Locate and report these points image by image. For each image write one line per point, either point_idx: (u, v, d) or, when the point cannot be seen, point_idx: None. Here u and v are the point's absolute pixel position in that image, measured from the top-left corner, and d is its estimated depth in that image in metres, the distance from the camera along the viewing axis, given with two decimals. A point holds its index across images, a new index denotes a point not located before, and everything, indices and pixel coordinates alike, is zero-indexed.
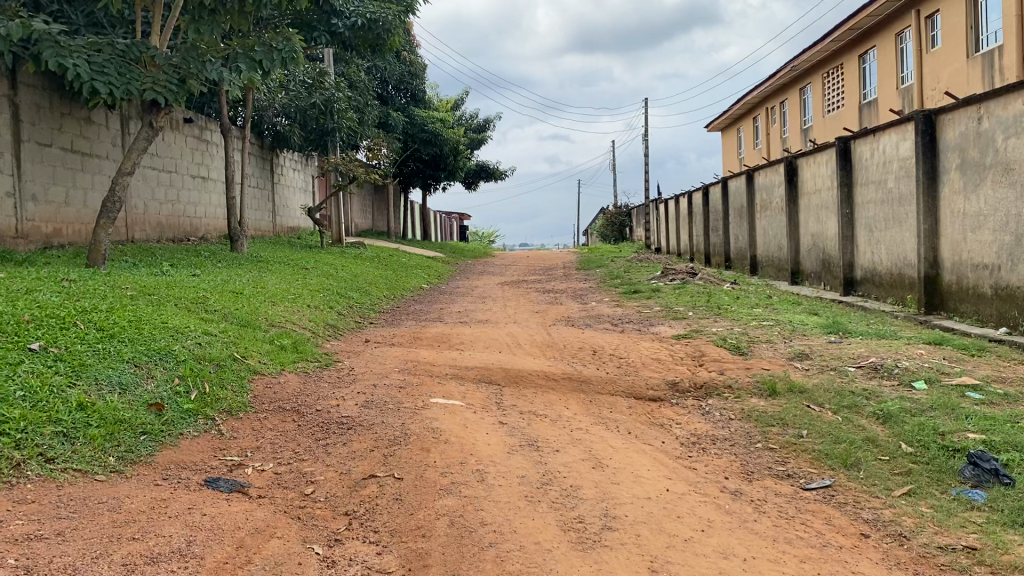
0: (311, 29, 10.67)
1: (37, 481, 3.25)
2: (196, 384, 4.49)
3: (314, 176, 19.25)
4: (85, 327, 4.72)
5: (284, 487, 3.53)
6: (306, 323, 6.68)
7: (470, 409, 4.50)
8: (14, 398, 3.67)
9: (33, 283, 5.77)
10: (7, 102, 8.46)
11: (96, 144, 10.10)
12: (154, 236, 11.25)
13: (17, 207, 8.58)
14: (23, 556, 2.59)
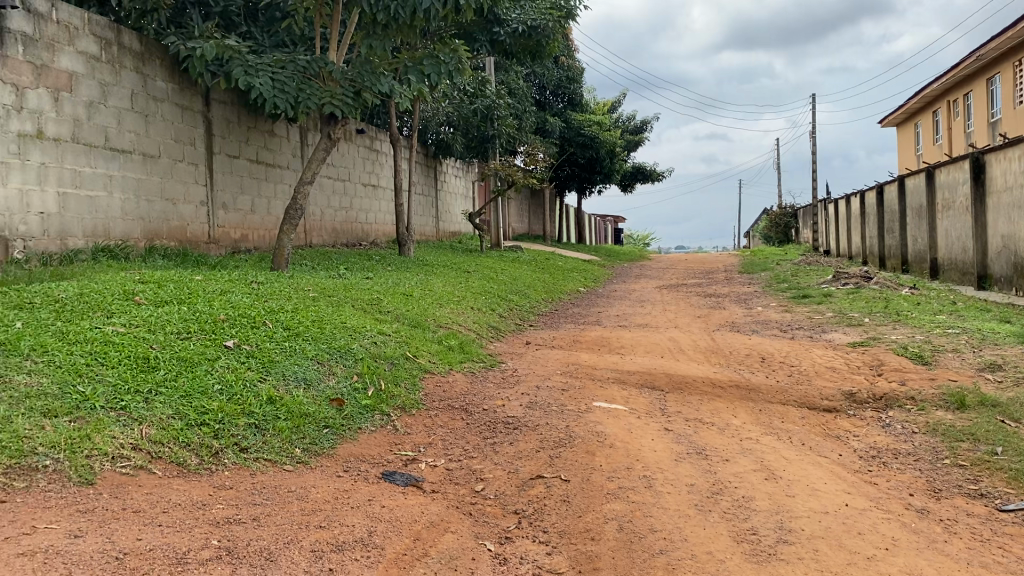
0: (473, 38, 10.93)
1: (233, 468, 3.52)
2: (373, 381, 4.71)
3: (474, 181, 19.72)
4: (273, 326, 5.05)
5: (456, 483, 3.64)
6: (470, 324, 6.87)
7: (634, 414, 4.47)
8: (212, 391, 4.00)
9: (227, 284, 6.24)
10: (203, 119, 9.19)
11: (279, 155, 10.79)
12: (330, 241, 11.90)
13: (210, 215, 9.31)
14: (224, 538, 2.81)
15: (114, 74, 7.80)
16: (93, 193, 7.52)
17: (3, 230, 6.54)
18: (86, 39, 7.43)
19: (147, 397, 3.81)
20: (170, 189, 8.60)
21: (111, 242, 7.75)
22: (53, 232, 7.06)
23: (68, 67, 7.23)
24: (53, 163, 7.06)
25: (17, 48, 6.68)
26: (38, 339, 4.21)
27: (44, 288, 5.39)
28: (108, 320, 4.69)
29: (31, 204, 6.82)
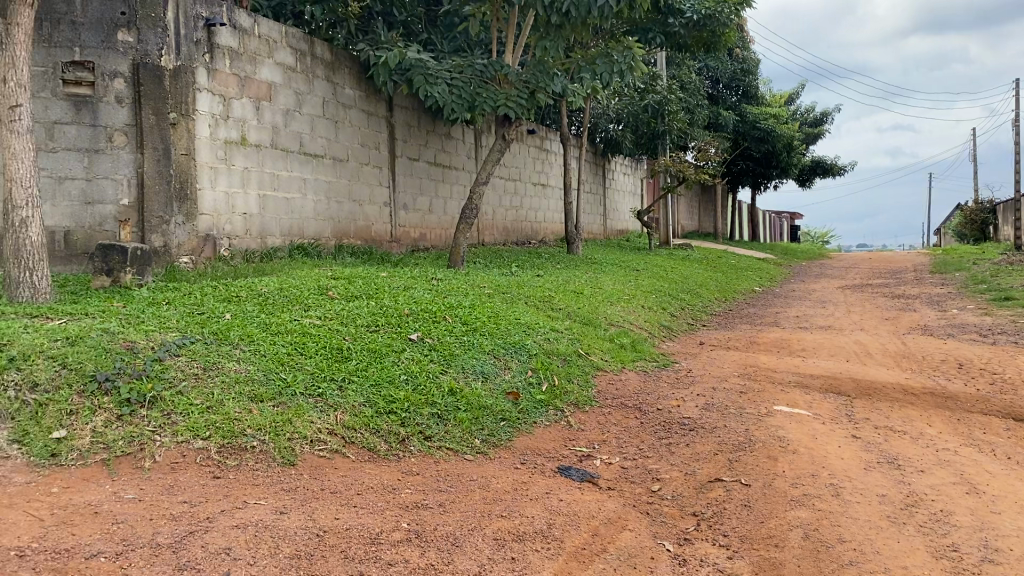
0: (646, 33, 10.84)
1: (418, 456, 3.71)
2: (547, 377, 4.79)
3: (644, 178, 19.57)
4: (452, 320, 5.24)
5: (632, 482, 3.64)
6: (642, 323, 6.83)
7: (818, 419, 4.30)
8: (399, 381, 4.21)
9: (409, 281, 6.53)
10: (386, 123, 9.64)
11: (455, 157, 11.15)
12: (501, 239, 12.20)
13: (391, 214, 9.76)
14: (413, 521, 2.97)
15: (308, 83, 8.33)
16: (289, 195, 8.08)
17: (212, 229, 7.16)
18: (283, 51, 7.97)
19: (341, 385, 4.07)
20: (356, 191, 9.09)
21: (304, 241, 8.31)
22: (254, 232, 7.65)
23: (268, 78, 7.79)
24: (254, 167, 7.64)
25: (225, 63, 7.27)
26: (246, 328, 4.59)
27: (248, 282, 5.87)
28: (305, 312, 5.05)
29: (235, 205, 7.42)
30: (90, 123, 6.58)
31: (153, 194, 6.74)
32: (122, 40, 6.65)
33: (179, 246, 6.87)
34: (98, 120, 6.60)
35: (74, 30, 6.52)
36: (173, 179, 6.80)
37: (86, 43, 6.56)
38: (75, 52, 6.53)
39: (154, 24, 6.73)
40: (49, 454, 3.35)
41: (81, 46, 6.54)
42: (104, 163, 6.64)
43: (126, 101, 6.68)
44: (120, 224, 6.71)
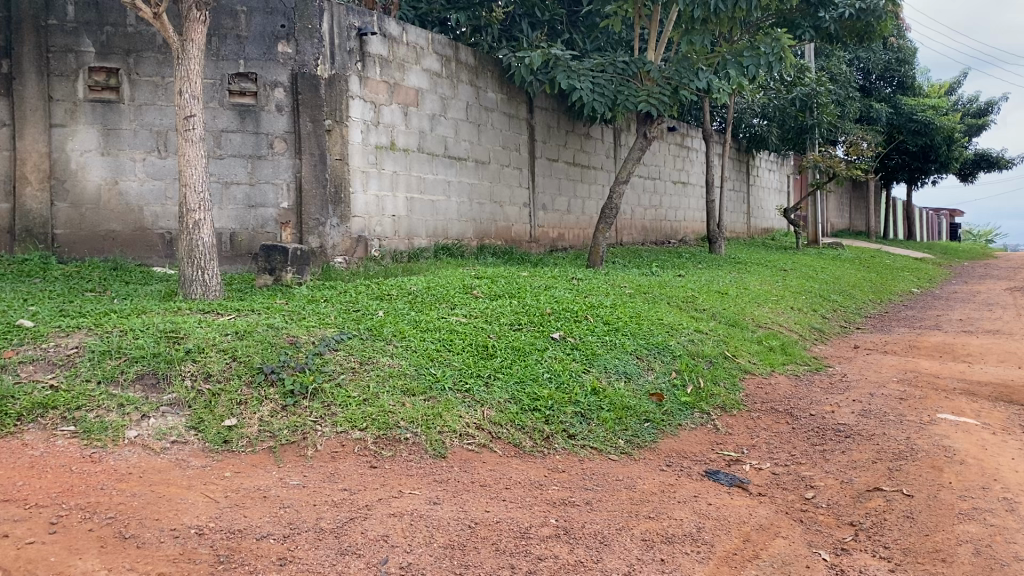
0: (795, 26, 10.47)
1: (562, 454, 3.75)
2: (692, 379, 4.71)
3: (790, 175, 18.90)
4: (594, 320, 5.23)
5: (784, 488, 3.53)
6: (791, 325, 6.60)
7: (988, 429, 4.03)
8: (542, 379, 4.25)
9: (550, 280, 6.59)
10: (528, 125, 9.75)
11: (594, 156, 11.14)
12: (639, 238, 12.12)
13: (531, 215, 9.87)
14: (562, 518, 3.02)
15: (452, 87, 8.53)
16: (433, 197, 8.32)
17: (364, 231, 7.47)
18: (430, 57, 8.21)
19: (486, 381, 4.16)
20: (499, 192, 9.26)
21: (448, 241, 8.53)
22: (402, 232, 7.91)
23: (415, 84, 8.04)
24: (402, 170, 7.91)
25: (376, 70, 7.54)
26: (397, 325, 4.76)
27: (397, 282, 6.07)
28: (452, 311, 5.18)
29: (385, 207, 7.71)
30: (253, 131, 7.01)
31: (311, 198, 7.12)
32: (282, 51, 7.05)
33: (333, 247, 7.22)
34: (260, 127, 7.03)
35: (239, 44, 6.95)
36: (328, 184, 7.16)
37: (250, 55, 6.98)
38: (241, 64, 6.97)
39: (310, 35, 7.09)
40: (222, 441, 3.64)
41: (246, 58, 6.97)
42: (266, 169, 7.06)
43: (286, 109, 7.08)
44: (281, 225, 7.13)
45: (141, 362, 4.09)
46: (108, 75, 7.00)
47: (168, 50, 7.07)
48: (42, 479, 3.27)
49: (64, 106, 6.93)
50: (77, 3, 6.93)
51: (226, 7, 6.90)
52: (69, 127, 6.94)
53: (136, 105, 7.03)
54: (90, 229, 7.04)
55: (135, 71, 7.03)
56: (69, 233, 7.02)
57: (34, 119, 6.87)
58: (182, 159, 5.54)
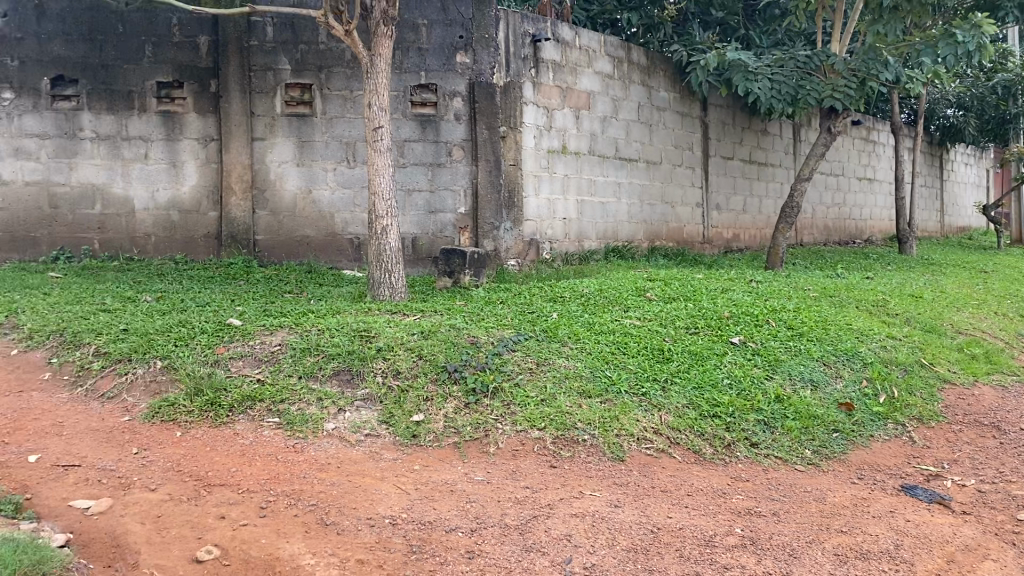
0: (997, 9, 9.63)
1: (745, 462, 3.67)
2: (885, 388, 4.45)
3: (989, 168, 17.46)
4: (776, 325, 5.05)
5: (992, 508, 3.28)
6: (996, 331, 6.09)
7: None
8: (722, 385, 4.16)
9: (728, 283, 6.44)
10: (701, 123, 9.57)
11: (772, 154, 10.76)
12: (821, 239, 11.61)
13: (705, 215, 9.69)
14: (748, 528, 2.99)
15: (625, 88, 8.50)
16: (605, 199, 8.35)
17: (535, 234, 7.63)
18: (602, 60, 8.22)
19: (664, 385, 4.13)
20: (671, 193, 9.16)
21: (619, 243, 8.54)
22: (573, 235, 8.00)
23: (588, 87, 8.09)
24: (574, 174, 7.99)
25: (549, 75, 7.67)
26: (572, 327, 4.80)
27: (572, 284, 6.12)
28: (625, 313, 5.17)
29: (556, 211, 7.84)
30: (433, 139, 7.29)
31: (486, 203, 7.32)
32: (461, 61, 7.28)
33: (507, 250, 7.40)
34: (440, 136, 7.29)
35: (420, 56, 7.24)
36: (503, 188, 7.35)
37: (430, 66, 7.26)
38: (422, 75, 7.26)
39: (487, 44, 7.28)
40: (411, 435, 3.84)
41: (427, 70, 7.25)
42: (445, 176, 7.32)
43: (464, 117, 7.31)
44: (458, 230, 7.37)
45: (336, 358, 4.37)
46: (302, 91, 7.51)
47: (356, 65, 7.48)
48: (253, 466, 3.60)
49: (263, 121, 7.48)
50: (275, 24, 7.44)
51: (408, 21, 7.21)
52: (268, 140, 7.50)
53: (328, 118, 7.51)
54: (287, 234, 7.56)
55: (327, 86, 7.49)
56: (269, 239, 7.56)
57: (238, 133, 7.45)
58: (371, 168, 5.84)
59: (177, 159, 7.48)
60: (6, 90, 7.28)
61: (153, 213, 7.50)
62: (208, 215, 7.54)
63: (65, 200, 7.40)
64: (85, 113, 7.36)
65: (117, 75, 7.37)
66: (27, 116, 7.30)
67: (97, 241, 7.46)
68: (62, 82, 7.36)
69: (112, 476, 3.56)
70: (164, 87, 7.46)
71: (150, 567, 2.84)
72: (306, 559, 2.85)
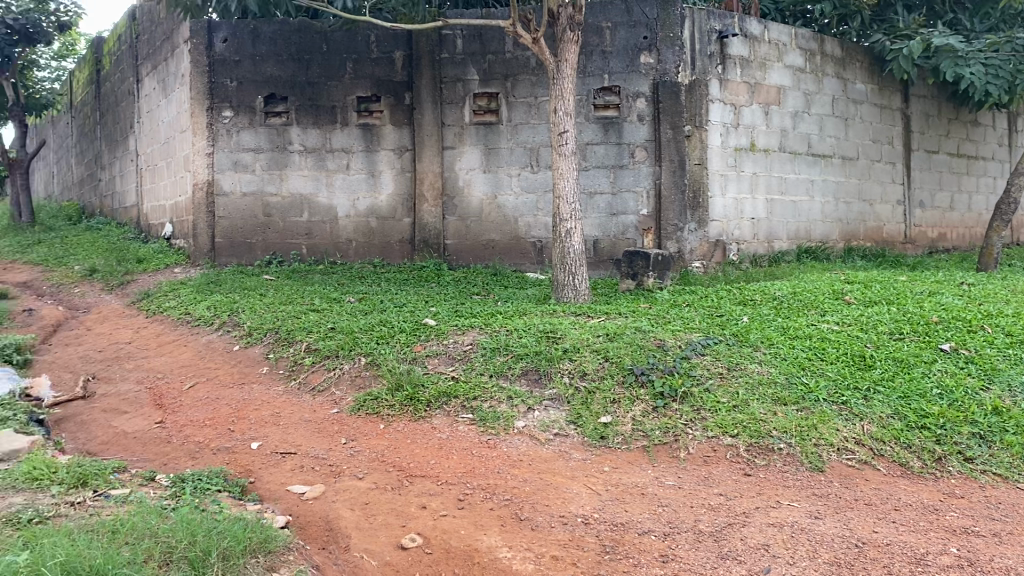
0: None
1: (959, 478, 3.44)
2: None
3: None
4: (993, 331, 4.66)
5: None
6: None
7: None
8: (931, 395, 3.90)
9: (934, 285, 6.02)
10: (903, 116, 8.99)
11: (982, 146, 9.95)
12: None
13: (907, 214, 9.10)
14: (964, 548, 2.85)
15: (818, 82, 8.14)
16: (796, 198, 8.04)
17: (722, 235, 7.47)
18: (793, 53, 7.92)
19: (866, 394, 3.94)
20: (868, 190, 8.68)
21: (812, 243, 8.19)
22: (762, 236, 7.76)
23: (778, 82, 7.83)
24: (762, 172, 7.75)
25: (736, 72, 7.49)
26: (764, 332, 4.67)
27: (762, 286, 5.93)
28: (822, 318, 4.96)
29: (744, 211, 7.63)
30: (617, 142, 7.31)
31: (670, 204, 7.25)
32: (645, 62, 7.26)
33: (692, 252, 7.30)
34: (623, 138, 7.31)
35: (604, 60, 7.29)
36: (688, 189, 7.25)
37: (614, 69, 7.29)
38: (605, 79, 7.31)
39: (672, 44, 7.21)
40: (599, 436, 3.88)
41: (610, 73, 7.29)
42: (628, 178, 7.32)
43: (647, 118, 7.28)
44: (641, 232, 7.34)
45: (526, 358, 4.47)
46: (490, 99, 7.75)
47: (541, 71, 7.62)
48: (450, 460, 3.76)
49: (453, 130, 7.80)
50: (464, 36, 7.72)
51: (593, 25, 7.27)
52: (457, 148, 7.80)
53: (513, 125, 7.71)
54: (474, 238, 7.85)
55: (512, 94, 7.69)
56: (457, 243, 7.89)
57: (430, 143, 7.81)
58: (556, 172, 5.94)
59: (374, 169, 7.93)
60: (226, 109, 7.99)
61: (352, 220, 7.97)
62: (402, 221, 7.95)
63: (276, 208, 8.01)
64: (294, 127, 7.95)
65: (322, 91, 7.90)
66: (244, 132, 7.98)
67: (304, 246, 8.03)
68: (274, 100, 7.98)
69: (324, 464, 3.84)
70: (363, 101, 7.92)
71: (361, 551, 3.04)
72: (502, 553, 2.95)
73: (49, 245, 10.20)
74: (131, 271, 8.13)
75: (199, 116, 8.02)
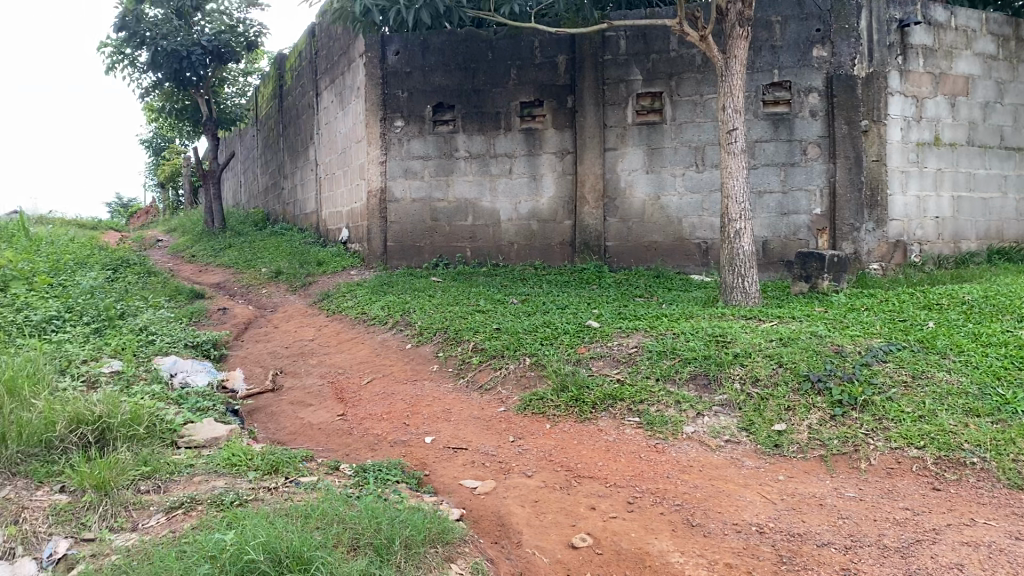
0: None
1: None
2: None
3: None
4: None
5: None
6: None
7: None
8: None
9: None
10: None
11: None
12: None
13: None
14: None
15: (1012, 69, 7.57)
16: (987, 195, 7.52)
17: (902, 235, 7.08)
18: (983, 39, 7.40)
19: None
20: None
21: (1005, 243, 7.64)
22: (947, 236, 7.31)
23: (966, 71, 7.32)
24: (949, 167, 7.29)
25: (919, 62, 7.07)
26: (954, 338, 4.39)
27: (948, 289, 5.56)
28: (1019, 323, 4.60)
29: (927, 209, 7.20)
30: (787, 139, 7.06)
31: (845, 203, 6.94)
32: (818, 55, 6.98)
33: (870, 253, 6.95)
34: (794, 135, 7.05)
35: (774, 54, 7.05)
36: (865, 187, 6.91)
37: (784, 64, 7.05)
38: (775, 74, 7.07)
39: (847, 35, 6.90)
40: (773, 444, 3.78)
41: (780, 68, 7.05)
42: (799, 176, 7.07)
43: (820, 113, 7.00)
44: (814, 232, 7.07)
45: (694, 362, 4.41)
46: (653, 99, 7.69)
47: (707, 69, 7.48)
48: (618, 462, 3.77)
49: (616, 131, 7.79)
50: (628, 37, 7.69)
51: (762, 19, 7.05)
52: (620, 150, 7.79)
53: (677, 124, 7.61)
54: (636, 240, 7.82)
55: (677, 92, 7.59)
56: (618, 245, 7.88)
57: (592, 145, 7.84)
58: (724, 171, 5.81)
59: (537, 172, 8.03)
60: (398, 119, 8.34)
61: (516, 223, 8.12)
62: (564, 223, 8.02)
63: (443, 213, 8.29)
64: (460, 134, 8.19)
65: (487, 98, 8.09)
66: (414, 141, 8.30)
67: (469, 249, 8.27)
68: (442, 109, 8.26)
69: (494, 460, 3.94)
70: (527, 106, 8.04)
71: (532, 547, 3.09)
72: (674, 557, 2.93)
73: (239, 249, 11.01)
74: (311, 273, 8.65)
75: (373, 126, 8.41)
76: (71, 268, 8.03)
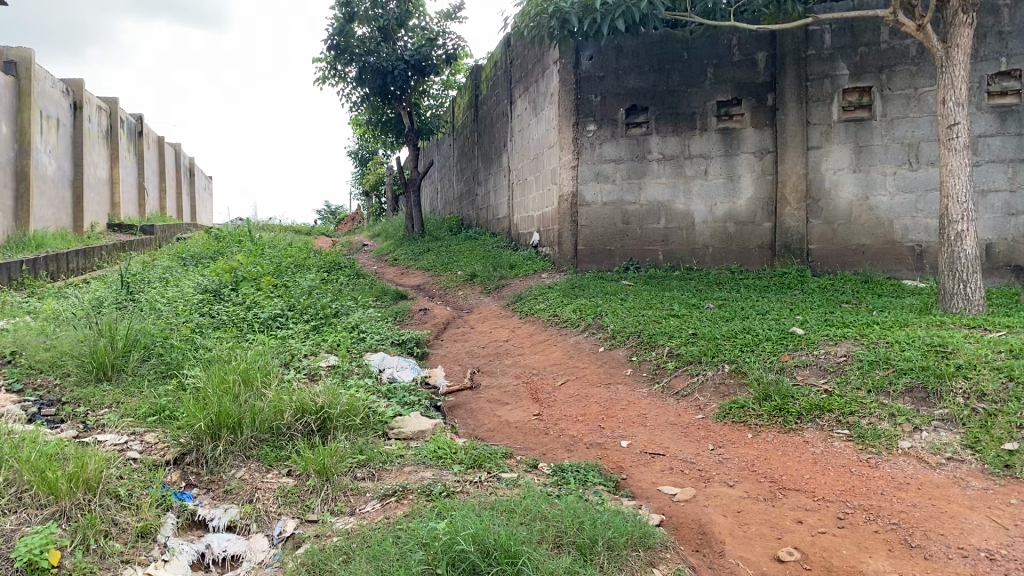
0: None
1: None
2: None
3: None
4: None
5: None
6: None
7: None
8: None
9: None
10: None
11: None
12: None
13: None
14: None
15: None
16: None
17: None
18: None
19: None
20: None
21: None
22: None
23: None
24: None
25: None
26: None
27: None
28: None
29: None
30: (1017, 132, 6.48)
31: None
32: None
33: None
34: None
35: (1001, 41, 6.49)
36: None
37: (1013, 51, 6.47)
38: (1003, 62, 6.51)
39: None
40: (1003, 464, 3.48)
41: (1009, 55, 6.48)
42: None
43: None
44: None
45: (910, 374, 4.15)
46: (861, 94, 7.34)
47: (923, 60, 7.07)
48: (827, 475, 3.61)
49: (819, 129, 7.48)
50: (834, 30, 7.38)
51: (988, 3, 6.51)
52: (824, 148, 7.47)
53: (888, 120, 7.23)
54: (842, 243, 7.51)
55: (888, 86, 7.21)
56: (822, 248, 7.58)
57: (794, 145, 7.54)
58: (944, 169, 5.42)
59: (734, 173, 7.81)
60: (591, 123, 8.40)
61: (711, 225, 7.95)
62: (763, 226, 7.77)
63: (635, 216, 8.25)
64: (654, 136, 8.12)
65: (682, 99, 7.96)
66: (606, 144, 8.33)
67: (661, 252, 8.19)
68: (636, 111, 8.23)
69: (692, 467, 3.89)
70: (724, 105, 7.85)
71: (736, 558, 3.00)
72: None
73: (437, 253, 11.49)
74: (505, 276, 8.88)
75: (566, 131, 8.51)
76: (291, 270, 8.72)
